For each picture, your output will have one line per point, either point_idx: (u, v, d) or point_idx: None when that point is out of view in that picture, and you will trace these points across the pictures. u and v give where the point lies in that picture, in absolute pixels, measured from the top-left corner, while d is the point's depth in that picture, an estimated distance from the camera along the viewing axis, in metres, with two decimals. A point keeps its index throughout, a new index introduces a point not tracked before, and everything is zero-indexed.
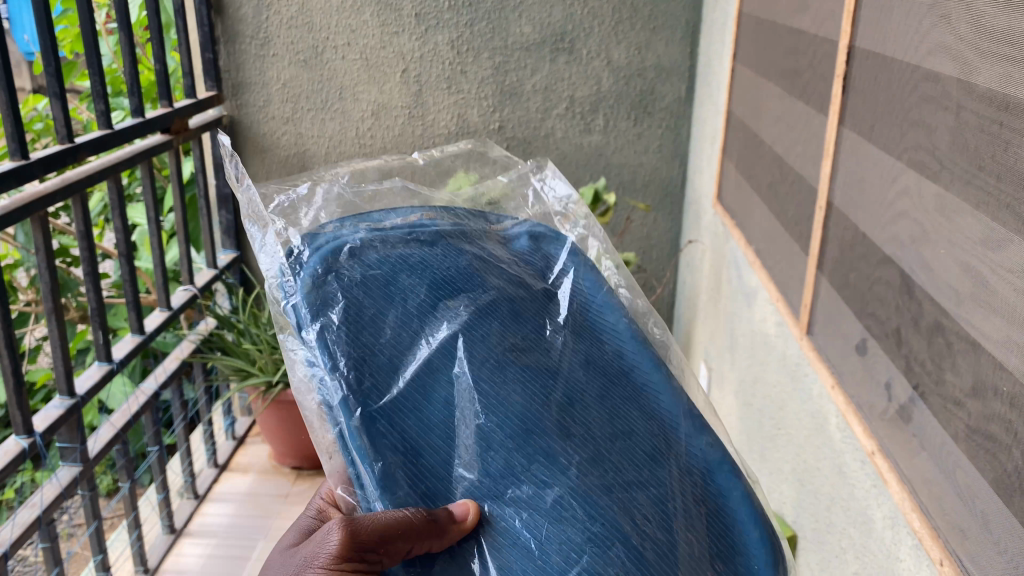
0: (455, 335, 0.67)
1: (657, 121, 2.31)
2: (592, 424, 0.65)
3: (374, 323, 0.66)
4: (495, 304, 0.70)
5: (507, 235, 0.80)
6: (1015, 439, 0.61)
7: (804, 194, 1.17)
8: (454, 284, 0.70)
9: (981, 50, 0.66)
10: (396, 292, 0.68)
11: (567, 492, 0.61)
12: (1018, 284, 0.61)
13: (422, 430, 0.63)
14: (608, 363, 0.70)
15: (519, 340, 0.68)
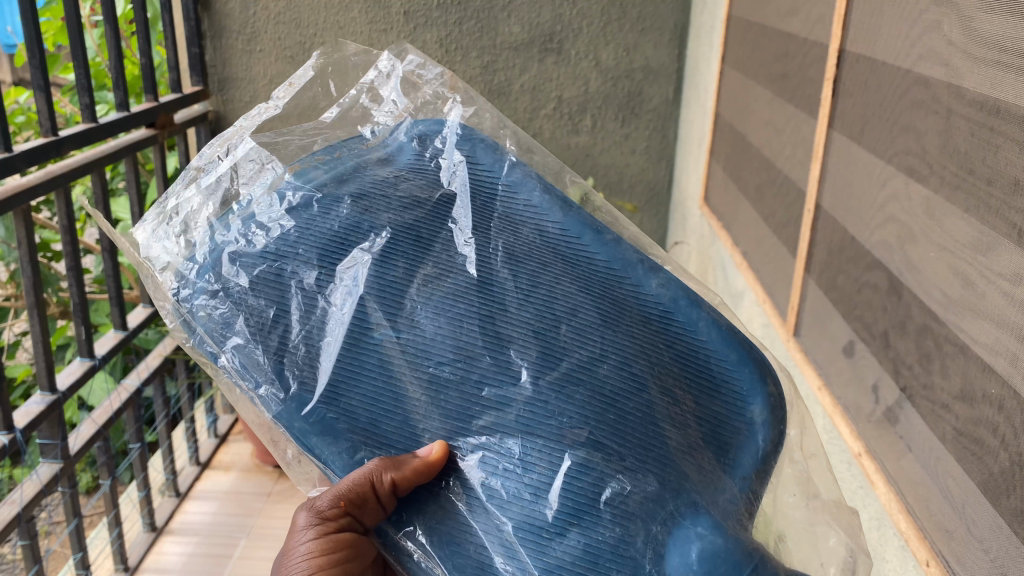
0: (359, 270, 0.58)
1: (645, 123, 2.32)
2: (530, 328, 0.57)
3: (281, 311, 0.58)
4: (391, 237, 0.60)
5: (386, 148, 0.70)
6: (1003, 442, 0.61)
7: (792, 196, 1.18)
8: (347, 228, 0.60)
9: (972, 55, 0.67)
10: (290, 262, 0.59)
11: (530, 401, 0.54)
12: (1008, 289, 0.62)
13: (365, 401, 0.55)
14: (528, 244, 0.62)
15: (428, 268, 0.60)
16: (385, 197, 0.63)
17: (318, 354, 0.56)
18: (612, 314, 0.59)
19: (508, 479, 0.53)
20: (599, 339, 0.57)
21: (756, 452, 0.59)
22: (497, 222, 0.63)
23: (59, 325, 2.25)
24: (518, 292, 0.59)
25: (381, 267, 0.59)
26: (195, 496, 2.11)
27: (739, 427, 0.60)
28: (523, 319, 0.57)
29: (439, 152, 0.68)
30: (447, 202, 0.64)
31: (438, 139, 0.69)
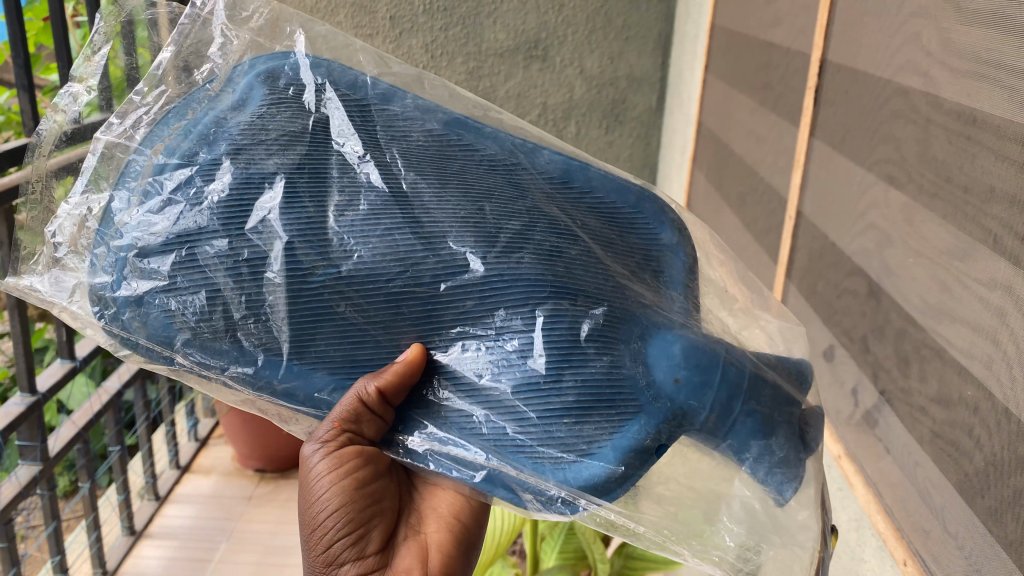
0: (274, 217, 0.57)
1: (628, 130, 2.36)
2: (454, 222, 0.59)
3: (215, 292, 0.57)
4: (287, 181, 0.58)
5: (227, 87, 0.62)
6: (978, 443, 0.63)
7: (774, 203, 1.20)
8: (239, 185, 0.57)
9: (950, 66, 0.69)
10: (198, 238, 0.57)
11: (485, 286, 0.57)
12: (983, 294, 0.63)
13: (338, 340, 0.58)
14: (418, 140, 0.63)
15: (335, 198, 0.58)
16: (252, 136, 0.59)
17: (272, 307, 0.56)
18: (515, 186, 0.63)
19: (495, 360, 0.57)
20: (516, 210, 0.61)
21: (682, 266, 0.66)
22: (380, 129, 0.63)
23: (38, 327, 2.23)
24: (428, 189, 0.60)
25: (292, 209, 0.57)
26: (175, 500, 2.10)
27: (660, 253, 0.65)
28: (442, 215, 0.59)
29: (283, 73, 0.63)
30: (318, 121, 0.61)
31: (285, 67, 0.63)
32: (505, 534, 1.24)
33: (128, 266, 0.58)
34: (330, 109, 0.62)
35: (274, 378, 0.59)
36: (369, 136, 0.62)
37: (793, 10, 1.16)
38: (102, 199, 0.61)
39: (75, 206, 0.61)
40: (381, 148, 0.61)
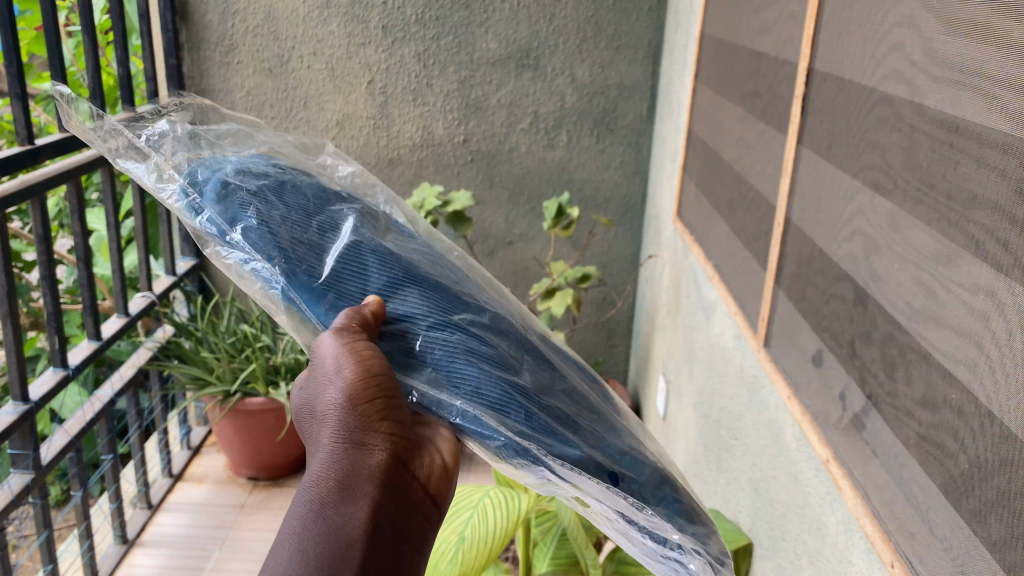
0: (348, 210, 0.73)
1: (619, 138, 2.34)
2: (475, 295, 0.78)
3: (285, 214, 0.69)
4: (363, 206, 0.76)
5: (331, 170, 0.85)
6: (962, 445, 0.64)
7: (763, 210, 1.21)
8: (332, 189, 0.76)
9: (932, 74, 0.70)
10: (291, 182, 0.72)
11: (491, 323, 0.74)
12: (967, 298, 0.64)
13: (361, 290, 0.69)
14: (448, 255, 0.84)
15: (391, 238, 0.76)
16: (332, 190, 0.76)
17: (324, 254, 0.69)
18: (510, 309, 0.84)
19: (486, 357, 0.69)
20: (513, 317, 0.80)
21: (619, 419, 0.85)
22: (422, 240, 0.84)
23: (30, 336, 2.22)
24: (456, 272, 0.80)
25: (364, 216, 0.74)
26: (168, 508, 2.10)
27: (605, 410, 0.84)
28: (467, 285, 0.78)
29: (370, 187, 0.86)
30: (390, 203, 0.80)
31: (367, 179, 0.86)
32: (497, 539, 1.24)
33: (210, 190, 0.69)
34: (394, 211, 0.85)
35: (295, 290, 0.67)
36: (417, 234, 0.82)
37: (780, 19, 1.18)
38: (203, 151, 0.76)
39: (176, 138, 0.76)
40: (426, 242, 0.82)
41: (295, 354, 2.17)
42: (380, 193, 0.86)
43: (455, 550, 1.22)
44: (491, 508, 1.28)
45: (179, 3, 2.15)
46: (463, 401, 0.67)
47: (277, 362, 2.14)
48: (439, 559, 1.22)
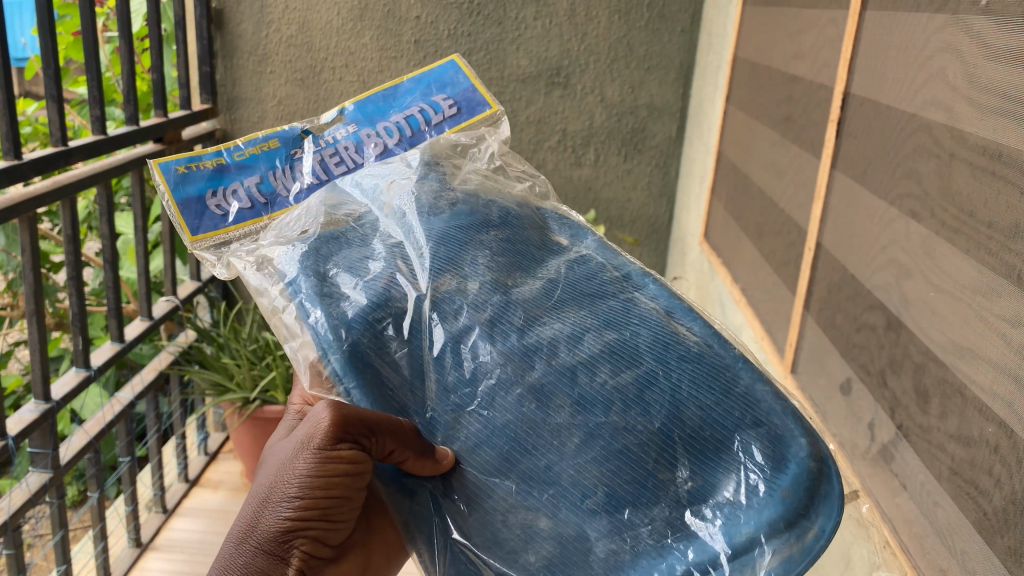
0: (672, 463, 0.64)
1: (647, 159, 2.33)
2: (613, 350, 0.67)
3: (665, 478, 0.63)
4: (641, 446, 0.63)
5: (659, 455, 0.64)
6: (998, 483, 0.62)
7: (794, 236, 1.19)
8: (690, 444, 0.64)
9: (974, 102, 0.69)
10: (707, 496, 0.63)
11: (604, 352, 0.67)
12: (1007, 331, 0.63)
13: (674, 411, 0.64)
14: (598, 371, 0.66)
15: (613, 381, 0.65)
16: (486, 443, 0.67)
17: (682, 465, 0.64)
18: (578, 297, 0.72)
19: (512, 329, 0.69)
20: (590, 296, 0.72)
21: (491, 227, 0.78)
22: (620, 351, 0.67)
23: (55, 336, 2.25)
24: (591, 352, 0.67)
25: (630, 436, 0.64)
26: (182, 513, 2.10)
27: (473, 235, 0.77)
28: (580, 357, 0.67)
29: (555, 395, 0.66)
30: (765, 465, 0.63)
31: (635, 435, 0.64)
32: None
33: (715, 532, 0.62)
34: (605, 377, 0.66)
35: (684, 479, 0.64)
36: (614, 358, 0.66)
37: (818, 43, 1.16)
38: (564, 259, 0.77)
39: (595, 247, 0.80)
40: (592, 358, 0.67)
41: None
42: (577, 363, 0.67)
43: None
44: None
45: (214, 11, 2.17)
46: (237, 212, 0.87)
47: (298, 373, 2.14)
48: None
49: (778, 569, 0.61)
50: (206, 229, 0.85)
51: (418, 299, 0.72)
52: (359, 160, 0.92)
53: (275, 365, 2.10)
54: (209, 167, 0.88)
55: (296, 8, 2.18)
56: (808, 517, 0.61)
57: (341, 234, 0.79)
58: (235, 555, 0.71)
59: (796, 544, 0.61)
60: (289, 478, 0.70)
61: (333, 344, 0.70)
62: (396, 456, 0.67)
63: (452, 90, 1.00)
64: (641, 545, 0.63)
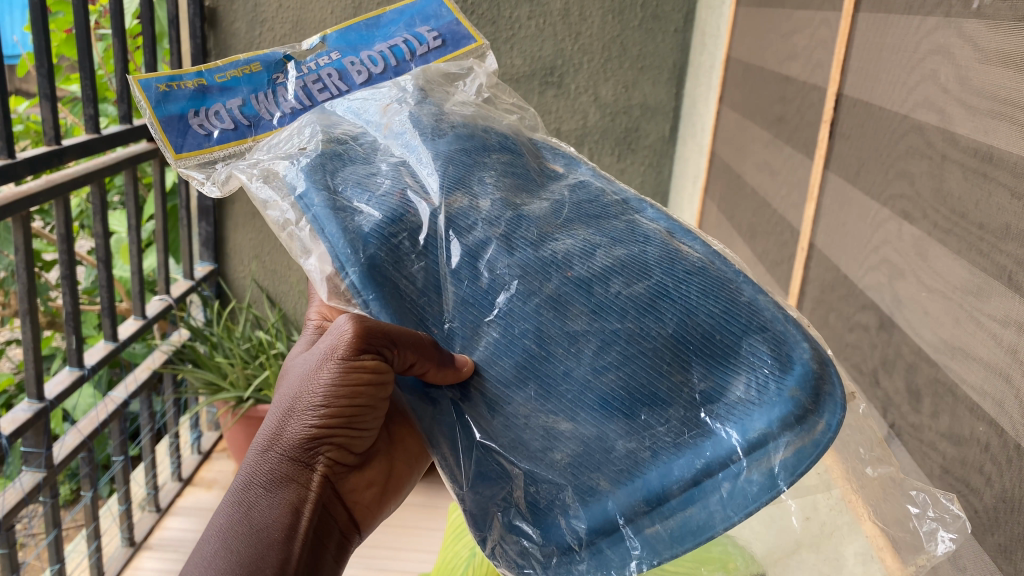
0: (683, 366, 0.63)
1: (641, 158, 2.35)
2: (623, 260, 0.66)
3: (679, 381, 0.63)
4: (655, 352, 0.63)
5: (672, 358, 0.63)
6: (989, 481, 0.63)
7: (787, 236, 1.20)
8: (702, 350, 0.63)
9: (965, 104, 0.69)
10: (720, 397, 0.63)
11: (616, 263, 0.66)
12: (997, 331, 0.63)
13: (685, 318, 0.64)
14: (611, 282, 0.65)
15: (627, 292, 0.65)
16: (505, 354, 0.66)
17: (695, 371, 0.63)
18: (586, 214, 0.71)
19: (525, 241, 0.68)
20: (599, 214, 0.71)
21: (500, 149, 0.76)
22: (632, 261, 0.66)
23: (47, 335, 2.24)
24: (602, 264, 0.66)
25: (646, 341, 0.64)
26: (176, 512, 2.10)
27: (483, 155, 0.75)
28: (592, 268, 0.66)
29: (571, 304, 0.65)
30: (771, 366, 0.62)
31: (654, 342, 0.63)
32: None
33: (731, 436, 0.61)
34: (619, 287, 0.65)
35: (698, 381, 0.63)
36: (628, 269, 0.66)
37: (811, 44, 1.17)
38: (568, 182, 0.76)
39: (593, 173, 0.79)
40: (604, 269, 0.66)
41: None
42: (591, 273, 0.66)
43: (462, 566, 1.01)
44: None
45: (207, 10, 2.17)
46: (219, 130, 0.83)
47: None
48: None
49: (790, 462, 0.60)
50: (190, 147, 0.82)
51: (431, 213, 0.70)
52: (343, 87, 0.88)
53: (269, 364, 2.10)
54: (190, 87, 0.85)
55: (289, 7, 2.18)
56: (816, 414, 0.61)
57: (339, 151, 0.76)
58: (260, 461, 0.73)
59: (806, 437, 0.60)
60: (314, 388, 0.72)
61: (350, 258, 0.68)
62: (416, 368, 0.66)
63: (436, 23, 0.94)
64: (659, 444, 0.63)
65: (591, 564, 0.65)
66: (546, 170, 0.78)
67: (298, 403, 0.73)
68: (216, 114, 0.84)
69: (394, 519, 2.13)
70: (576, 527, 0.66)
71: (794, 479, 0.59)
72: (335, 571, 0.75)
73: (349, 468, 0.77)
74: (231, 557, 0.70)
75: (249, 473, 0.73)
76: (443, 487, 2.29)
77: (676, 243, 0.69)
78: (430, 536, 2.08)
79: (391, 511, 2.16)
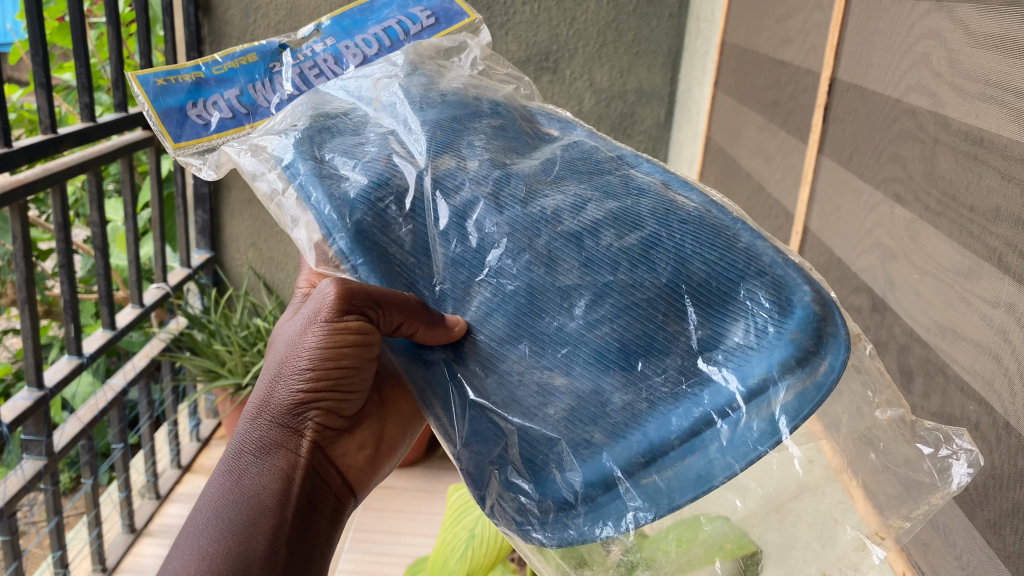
0: (677, 316, 0.64)
1: (636, 143, 2.35)
2: (613, 215, 0.67)
3: (673, 331, 0.64)
4: (648, 303, 0.64)
5: (667, 307, 0.64)
6: (979, 458, 0.65)
7: (781, 220, 1.21)
8: (697, 300, 0.64)
9: (957, 88, 0.70)
10: (716, 345, 0.63)
11: (609, 218, 0.67)
12: (987, 311, 0.64)
13: (679, 268, 0.65)
14: (602, 235, 0.66)
15: (619, 244, 0.66)
16: (498, 311, 0.67)
17: (689, 321, 0.64)
18: (580, 174, 0.72)
19: (517, 199, 0.69)
20: (592, 173, 0.72)
21: (493, 114, 0.78)
22: (623, 215, 0.67)
23: (45, 324, 2.25)
24: (594, 219, 0.67)
25: (639, 292, 0.64)
26: (176, 499, 2.12)
27: (474, 120, 0.76)
28: (584, 223, 0.67)
29: (562, 259, 0.66)
30: (769, 309, 0.63)
31: (647, 294, 0.64)
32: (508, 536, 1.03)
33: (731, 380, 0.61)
34: (611, 241, 0.66)
35: (693, 330, 0.64)
36: (620, 222, 0.67)
37: (804, 29, 1.18)
38: (564, 142, 0.77)
39: (589, 135, 0.80)
40: (596, 224, 0.67)
41: None
42: (584, 229, 0.67)
43: (462, 547, 1.02)
44: None
45: None
46: (216, 117, 0.83)
47: None
48: (447, 557, 1.03)
49: (793, 405, 0.60)
50: (189, 137, 0.82)
51: (418, 175, 0.71)
52: (339, 71, 0.89)
53: None
54: (188, 80, 0.86)
55: None
56: (818, 355, 0.61)
57: (329, 123, 0.77)
58: (249, 429, 0.74)
59: (808, 378, 0.60)
60: (300, 351, 0.73)
61: (337, 224, 0.69)
62: (404, 329, 0.67)
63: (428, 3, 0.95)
64: (657, 393, 0.63)
65: (589, 517, 0.64)
66: (542, 135, 0.79)
67: (284, 367, 0.74)
68: (214, 105, 0.84)
69: (393, 503, 2.14)
70: (573, 482, 0.64)
71: (797, 422, 0.59)
72: (327, 536, 0.77)
73: (338, 431, 0.79)
74: (222, 524, 0.70)
75: (239, 441, 0.74)
76: (440, 472, 2.30)
77: (671, 196, 0.70)
78: (428, 520, 2.10)
79: (390, 495, 2.18)
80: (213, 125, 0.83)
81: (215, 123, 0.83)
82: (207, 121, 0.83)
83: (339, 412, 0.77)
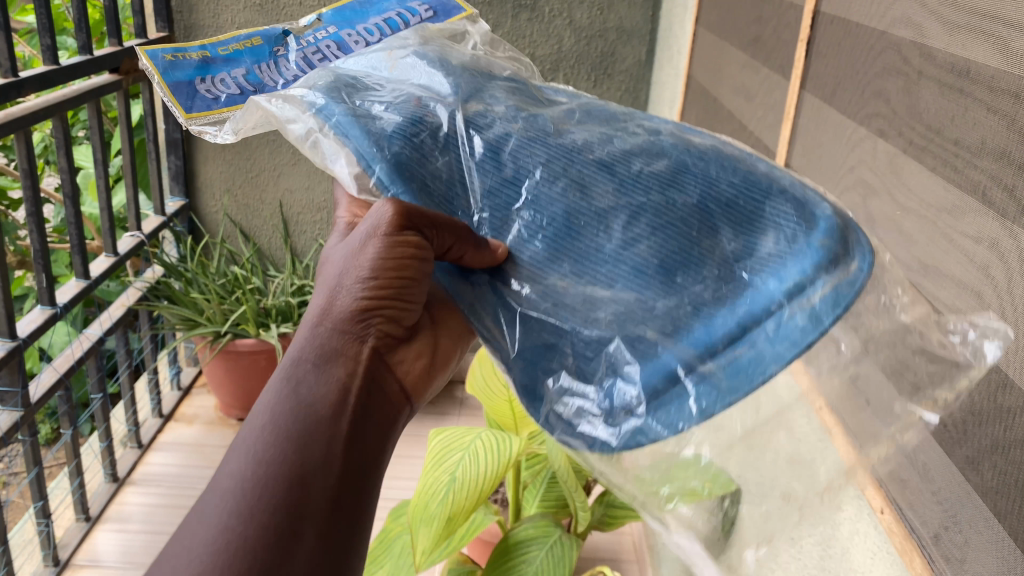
0: (708, 234, 0.66)
1: (617, 83, 2.31)
2: (642, 146, 0.69)
3: (704, 249, 0.66)
4: (680, 221, 0.66)
5: (698, 227, 0.66)
6: (958, 394, 0.64)
7: (763, 159, 1.19)
8: (725, 212, 0.66)
9: (943, 18, 0.68)
10: (748, 258, 0.65)
11: (637, 145, 0.69)
12: (970, 248, 0.63)
13: (708, 184, 0.67)
14: (631, 162, 0.68)
15: (647, 167, 0.68)
16: (536, 241, 0.69)
17: (721, 236, 0.66)
18: (603, 116, 0.74)
19: (548, 131, 0.71)
20: (614, 117, 0.74)
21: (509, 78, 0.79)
22: (652, 145, 0.69)
23: (18, 274, 2.21)
24: (623, 147, 0.69)
25: (671, 209, 0.66)
26: (159, 447, 2.12)
27: (494, 78, 0.78)
28: (615, 150, 0.69)
29: (595, 184, 0.68)
30: (795, 221, 0.65)
31: (680, 212, 0.66)
32: (489, 481, 1.03)
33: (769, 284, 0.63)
34: (641, 166, 0.68)
35: (728, 241, 0.66)
36: (649, 148, 0.69)
37: None
38: (581, 96, 0.79)
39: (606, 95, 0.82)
40: (624, 152, 0.69)
41: (285, 297, 2.18)
42: (615, 155, 0.69)
43: (443, 491, 1.01)
44: (483, 450, 1.06)
45: None
46: (226, 95, 0.80)
47: (268, 305, 2.15)
48: (428, 502, 1.02)
49: (831, 298, 0.61)
50: (199, 109, 0.79)
51: (450, 113, 0.72)
52: (342, 55, 0.86)
53: (245, 298, 2.10)
54: (195, 58, 0.83)
55: None
56: (849, 256, 0.63)
57: (353, 83, 0.76)
58: (311, 334, 0.71)
59: (842, 276, 0.62)
60: (362, 262, 0.71)
61: (376, 155, 0.69)
62: (454, 253, 0.67)
63: (428, 1, 0.95)
64: (699, 301, 0.65)
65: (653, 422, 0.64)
66: (563, 96, 0.80)
67: (347, 278, 0.72)
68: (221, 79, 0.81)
69: None
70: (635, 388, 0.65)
71: (838, 311, 0.61)
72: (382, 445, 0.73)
73: (398, 340, 0.76)
74: (279, 432, 0.66)
75: (297, 349, 0.71)
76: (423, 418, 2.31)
77: (689, 135, 0.72)
78: (412, 465, 2.11)
79: None
80: (222, 100, 0.80)
81: (225, 100, 0.80)
82: (215, 96, 0.80)
83: (398, 324, 0.75)
